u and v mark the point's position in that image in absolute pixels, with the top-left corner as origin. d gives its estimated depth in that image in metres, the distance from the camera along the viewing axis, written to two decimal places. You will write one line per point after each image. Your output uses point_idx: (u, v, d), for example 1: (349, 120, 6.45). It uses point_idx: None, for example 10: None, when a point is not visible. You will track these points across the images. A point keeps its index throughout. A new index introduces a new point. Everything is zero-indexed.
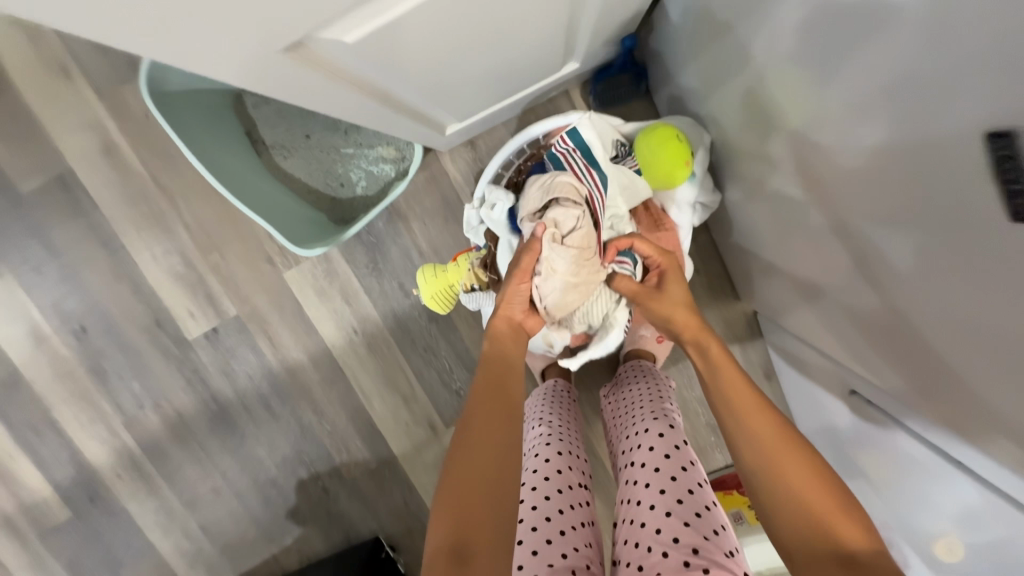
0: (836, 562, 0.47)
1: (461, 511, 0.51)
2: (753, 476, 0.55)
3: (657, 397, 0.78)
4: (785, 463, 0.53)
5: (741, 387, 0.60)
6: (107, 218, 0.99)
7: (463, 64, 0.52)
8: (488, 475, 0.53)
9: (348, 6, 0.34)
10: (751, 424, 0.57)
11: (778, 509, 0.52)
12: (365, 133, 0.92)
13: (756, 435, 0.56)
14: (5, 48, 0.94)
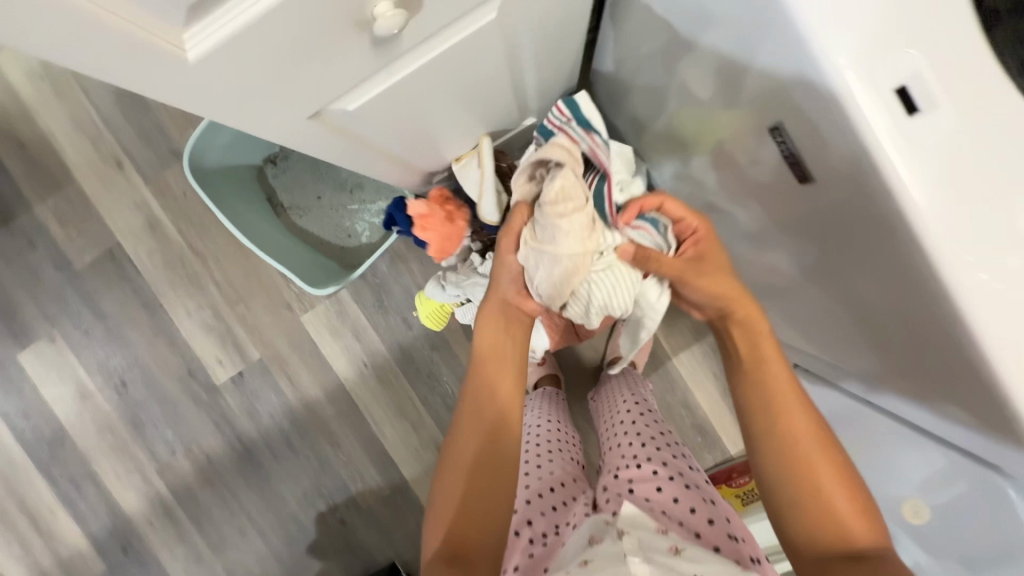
0: (845, 556, 0.50)
1: (461, 514, 0.54)
2: (773, 472, 0.55)
3: (628, 385, 0.96)
4: (815, 468, 0.53)
5: (778, 376, 0.57)
6: (149, 282, 1.15)
7: (448, 122, 0.66)
8: (477, 490, 0.55)
9: (375, 81, 0.44)
10: (783, 420, 0.55)
11: (790, 502, 0.53)
12: (367, 191, 1.08)
13: (789, 432, 0.55)
14: (65, 149, 1.12)
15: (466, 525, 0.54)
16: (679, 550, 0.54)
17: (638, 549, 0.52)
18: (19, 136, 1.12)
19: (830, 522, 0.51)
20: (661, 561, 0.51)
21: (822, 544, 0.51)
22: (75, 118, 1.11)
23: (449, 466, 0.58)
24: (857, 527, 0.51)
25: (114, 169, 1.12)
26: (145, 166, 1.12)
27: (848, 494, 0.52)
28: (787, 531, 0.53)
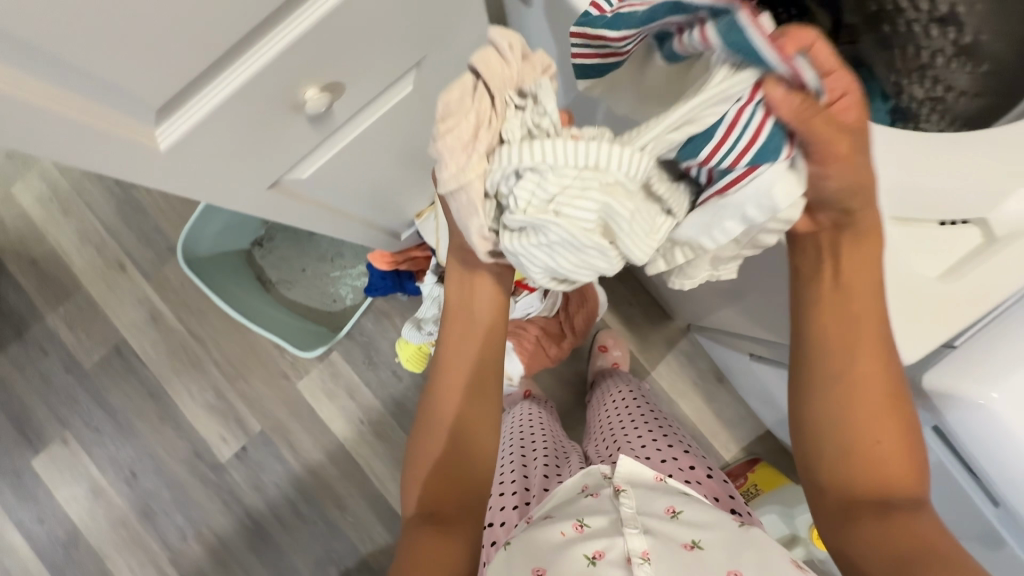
0: (886, 503, 0.46)
1: (443, 480, 0.54)
2: (815, 408, 0.50)
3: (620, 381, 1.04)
4: (877, 408, 0.48)
5: (853, 307, 0.49)
6: (153, 372, 1.22)
7: (397, 181, 0.76)
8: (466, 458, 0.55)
9: (318, 148, 0.54)
10: (848, 356, 0.49)
11: (841, 442, 0.49)
12: (347, 257, 1.18)
13: (849, 371, 0.49)
14: (73, 260, 1.24)
15: (445, 486, 0.53)
16: (675, 512, 0.61)
17: (635, 516, 0.59)
18: (31, 254, 1.24)
19: (870, 461, 0.48)
20: (657, 527, 0.58)
21: (859, 486, 0.47)
22: (81, 232, 1.24)
23: (429, 434, 0.57)
24: (893, 466, 0.47)
25: (117, 271, 1.23)
26: (146, 265, 1.23)
27: (894, 437, 0.48)
28: (826, 475, 0.49)
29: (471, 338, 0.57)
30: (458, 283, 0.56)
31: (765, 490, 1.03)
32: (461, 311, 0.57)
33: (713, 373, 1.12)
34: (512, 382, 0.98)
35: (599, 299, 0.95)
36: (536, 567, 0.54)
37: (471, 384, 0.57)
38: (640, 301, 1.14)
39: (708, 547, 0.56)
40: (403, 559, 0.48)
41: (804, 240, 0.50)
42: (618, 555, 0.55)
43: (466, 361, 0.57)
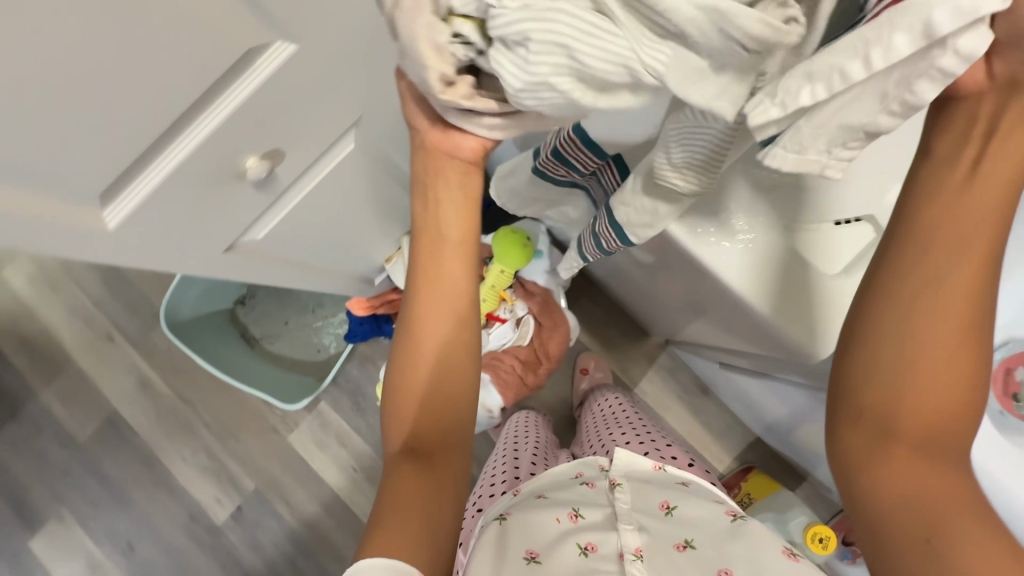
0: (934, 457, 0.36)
1: (422, 420, 0.47)
2: (873, 319, 0.36)
3: (607, 387, 1.05)
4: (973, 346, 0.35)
5: (966, 195, 0.34)
6: (146, 439, 1.23)
7: (358, 231, 0.80)
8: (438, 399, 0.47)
9: (267, 209, 0.57)
10: (948, 255, 0.34)
11: (893, 360, 0.36)
12: (328, 307, 1.21)
13: (930, 274, 0.35)
14: (64, 336, 1.27)
15: (425, 427, 0.47)
16: (669, 508, 0.63)
17: (630, 513, 0.62)
18: (23, 333, 1.27)
19: (921, 401, 0.36)
20: (651, 525, 0.60)
21: (904, 422, 0.36)
22: (70, 307, 1.27)
23: (403, 365, 0.47)
24: (951, 401, 0.36)
25: (106, 342, 1.26)
26: (134, 334, 1.26)
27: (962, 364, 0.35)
28: (883, 407, 0.36)
29: (446, 250, 0.45)
30: (424, 170, 0.42)
31: (758, 499, 1.03)
32: (431, 217, 0.44)
33: (697, 386, 1.13)
34: (493, 414, 0.99)
35: (569, 321, 0.98)
36: (528, 549, 0.56)
37: (449, 305, 0.46)
38: (617, 322, 1.16)
39: (699, 547, 0.58)
40: (379, 514, 0.44)
41: (951, 107, 0.34)
42: (610, 550, 0.58)
43: (441, 278, 0.45)
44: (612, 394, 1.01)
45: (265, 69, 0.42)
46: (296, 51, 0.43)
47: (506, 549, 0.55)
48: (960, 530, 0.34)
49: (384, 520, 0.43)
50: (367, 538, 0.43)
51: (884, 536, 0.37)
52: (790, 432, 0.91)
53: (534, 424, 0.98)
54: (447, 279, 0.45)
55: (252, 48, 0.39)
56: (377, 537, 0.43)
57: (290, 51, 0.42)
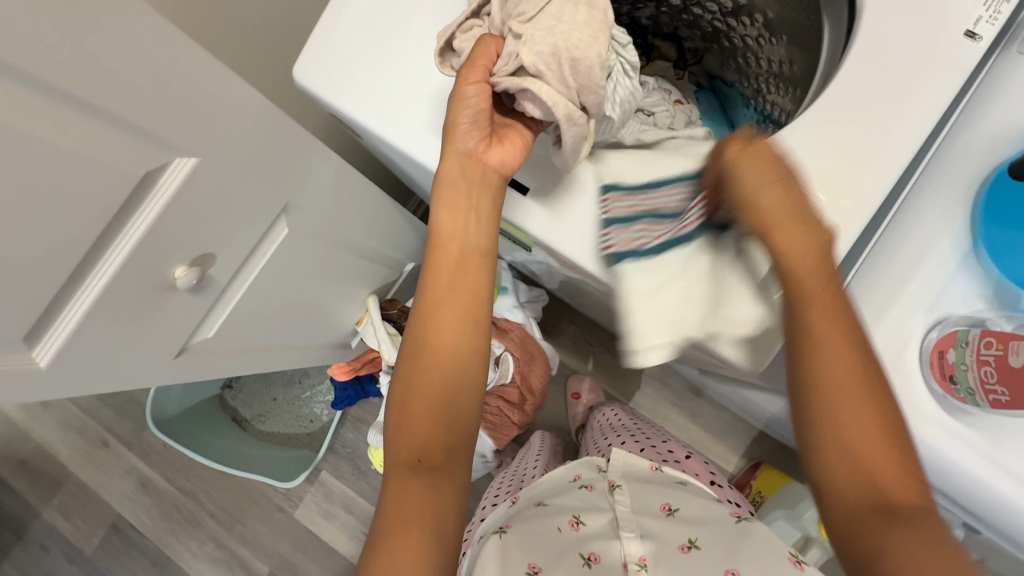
0: (876, 511, 0.41)
1: (428, 423, 0.46)
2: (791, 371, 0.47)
3: (607, 405, 1.03)
4: (854, 414, 0.43)
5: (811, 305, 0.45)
6: (153, 539, 1.21)
7: (320, 302, 0.80)
8: (448, 402, 0.47)
9: (209, 307, 0.57)
10: (815, 353, 0.45)
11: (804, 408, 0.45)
12: (313, 376, 1.21)
13: (807, 334, 0.45)
14: (58, 451, 1.26)
15: (430, 432, 0.46)
16: (671, 510, 0.55)
17: (631, 516, 0.54)
18: (18, 455, 1.26)
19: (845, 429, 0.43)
20: (655, 528, 0.52)
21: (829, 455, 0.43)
22: (60, 421, 1.27)
23: (411, 370, 0.48)
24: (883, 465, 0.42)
25: (100, 450, 1.25)
26: (127, 436, 1.26)
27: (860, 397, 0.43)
28: (836, 473, 0.43)
29: (467, 257, 0.50)
30: (455, 177, 0.49)
31: (769, 494, 1.01)
32: (453, 226, 0.50)
33: (690, 390, 1.12)
34: (487, 458, 1.02)
35: (546, 352, 1.01)
36: (530, 562, 0.48)
37: (462, 309, 0.49)
38: (599, 339, 1.16)
39: (705, 546, 0.50)
40: (382, 525, 0.42)
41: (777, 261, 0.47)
42: (614, 560, 0.50)
43: (457, 284, 0.49)
44: (611, 409, 0.98)
45: (170, 185, 0.43)
46: (199, 162, 0.44)
47: (505, 563, 0.48)
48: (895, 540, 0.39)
49: (389, 529, 0.41)
50: (369, 554, 0.41)
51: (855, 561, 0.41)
52: (784, 423, 0.89)
53: (535, 447, 0.95)
54: (463, 284, 0.50)
55: (149, 169, 0.41)
56: (381, 557, 0.40)
57: (192, 163, 0.44)
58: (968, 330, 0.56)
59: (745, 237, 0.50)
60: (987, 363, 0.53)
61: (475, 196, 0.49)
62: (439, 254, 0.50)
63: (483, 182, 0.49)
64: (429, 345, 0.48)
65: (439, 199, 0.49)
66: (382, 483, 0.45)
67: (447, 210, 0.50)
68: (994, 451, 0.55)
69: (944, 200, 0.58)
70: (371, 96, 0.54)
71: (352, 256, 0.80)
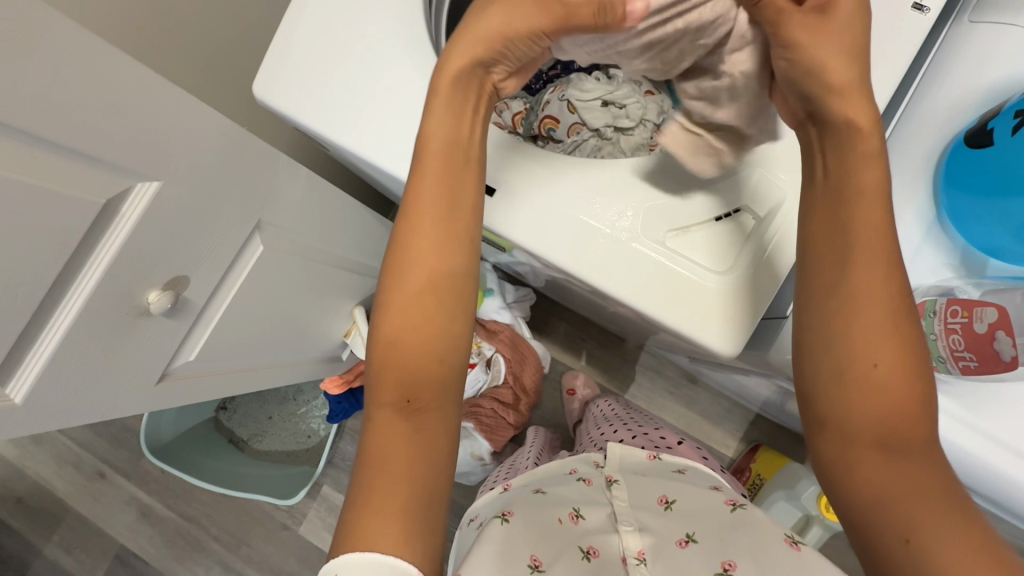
0: (880, 447, 0.38)
1: (409, 361, 0.43)
2: (811, 330, 0.42)
3: (602, 398, 1.03)
4: (878, 343, 0.39)
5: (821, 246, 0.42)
6: (157, 566, 1.21)
7: (305, 317, 0.80)
8: (436, 332, 0.44)
9: (187, 330, 0.57)
10: (844, 270, 0.41)
11: (830, 372, 0.40)
12: (307, 391, 1.21)
13: (850, 296, 0.40)
14: (56, 486, 1.25)
15: (418, 367, 0.43)
16: (668, 502, 0.55)
17: (629, 512, 0.54)
18: (15, 493, 1.25)
19: (878, 407, 0.38)
20: (653, 523, 0.52)
21: (861, 429, 0.39)
22: (55, 456, 1.26)
23: (391, 298, 0.45)
24: (897, 404, 0.38)
25: (98, 482, 1.24)
26: (124, 466, 1.25)
27: (902, 371, 0.39)
28: (833, 407, 0.40)
29: (465, 172, 0.46)
30: (462, 86, 0.45)
31: (769, 477, 1.02)
32: (454, 137, 0.45)
33: (685, 379, 1.12)
34: (485, 461, 1.02)
35: (536, 351, 1.03)
36: (532, 554, 0.47)
37: (453, 232, 0.45)
38: (590, 334, 1.16)
39: (703, 540, 0.49)
40: (367, 469, 0.42)
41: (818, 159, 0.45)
42: (612, 555, 0.50)
43: (452, 204, 0.45)
44: (604, 400, 0.99)
45: (134, 209, 0.43)
46: (161, 185, 0.44)
47: (508, 548, 0.47)
48: (940, 524, 0.36)
49: (380, 488, 0.40)
50: (345, 528, 0.40)
51: (878, 547, 0.38)
52: (779, 404, 0.90)
53: (531, 442, 0.96)
54: (457, 207, 0.45)
55: (110, 196, 0.40)
56: (367, 528, 0.39)
57: (154, 187, 0.44)
58: (935, 301, 0.55)
59: (743, 212, 0.50)
60: (955, 330, 0.53)
61: (478, 107, 0.46)
62: (429, 165, 0.45)
63: (488, 99, 0.47)
64: (416, 268, 0.45)
65: (438, 99, 0.45)
66: (368, 422, 0.44)
67: (445, 118, 0.45)
68: (981, 423, 0.55)
69: (903, 174, 0.59)
70: (329, 107, 0.54)
71: (333, 270, 0.80)
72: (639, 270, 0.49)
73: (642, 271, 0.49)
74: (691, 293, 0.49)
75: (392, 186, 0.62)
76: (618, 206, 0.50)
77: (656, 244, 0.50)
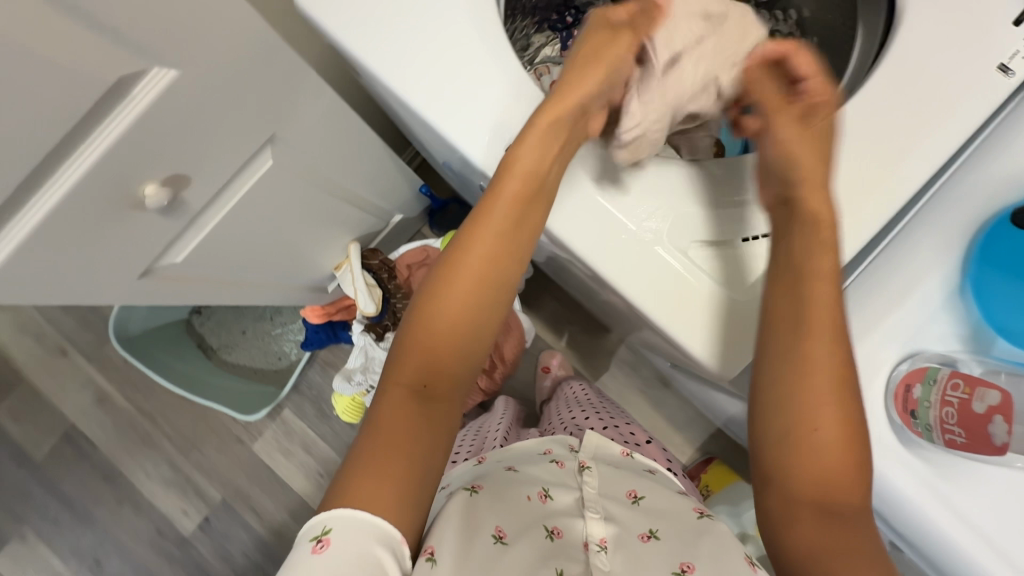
0: (814, 506, 0.44)
1: (433, 353, 0.47)
2: (766, 392, 0.48)
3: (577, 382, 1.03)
4: (817, 413, 0.46)
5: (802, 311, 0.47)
6: (106, 452, 1.21)
7: (301, 240, 0.78)
8: (467, 331, 0.48)
9: (179, 231, 0.55)
10: (799, 345, 0.47)
11: (782, 433, 0.46)
12: (285, 314, 1.19)
13: (807, 366, 0.46)
14: (15, 356, 1.23)
15: (443, 360, 0.47)
16: (636, 497, 0.56)
17: (597, 499, 0.54)
18: None
19: (815, 468, 0.45)
20: (620, 515, 0.53)
21: (801, 483, 0.45)
22: (19, 325, 1.23)
23: (440, 292, 0.49)
24: (837, 472, 0.45)
25: (59, 359, 1.23)
26: (88, 349, 1.23)
27: (837, 437, 0.45)
28: (777, 463, 0.46)
29: (535, 202, 0.48)
30: (557, 126, 0.48)
31: (717, 489, 1.05)
32: (536, 164, 0.48)
33: (658, 380, 1.14)
34: None
35: (523, 325, 1.02)
36: (497, 525, 0.48)
37: (503, 256, 0.50)
38: (577, 318, 1.16)
39: (664, 538, 0.51)
40: (369, 447, 0.42)
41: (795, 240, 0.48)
42: (575, 539, 0.51)
43: (516, 230, 0.50)
44: (580, 385, 0.98)
45: (145, 94, 0.40)
46: (179, 75, 0.41)
47: (471, 520, 0.47)
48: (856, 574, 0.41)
49: (374, 456, 0.41)
50: (336, 487, 0.40)
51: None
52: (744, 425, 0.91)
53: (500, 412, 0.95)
54: (518, 231, 0.50)
55: (122, 76, 0.38)
56: (353, 492, 0.39)
57: (171, 75, 0.41)
58: (939, 369, 0.57)
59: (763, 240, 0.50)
60: (950, 404, 0.55)
61: (562, 145, 0.48)
62: (508, 189, 0.48)
63: (571, 141, 0.49)
64: (471, 272, 0.49)
65: (534, 128, 0.47)
66: (379, 397, 0.45)
67: (535, 143, 0.47)
68: (943, 489, 0.56)
69: (943, 235, 0.59)
70: (368, 28, 0.50)
71: (338, 200, 0.77)
72: (657, 275, 0.48)
73: (660, 281, 0.48)
74: (727, 322, 0.48)
75: (418, 131, 0.59)
76: (647, 206, 0.49)
77: (676, 251, 0.48)
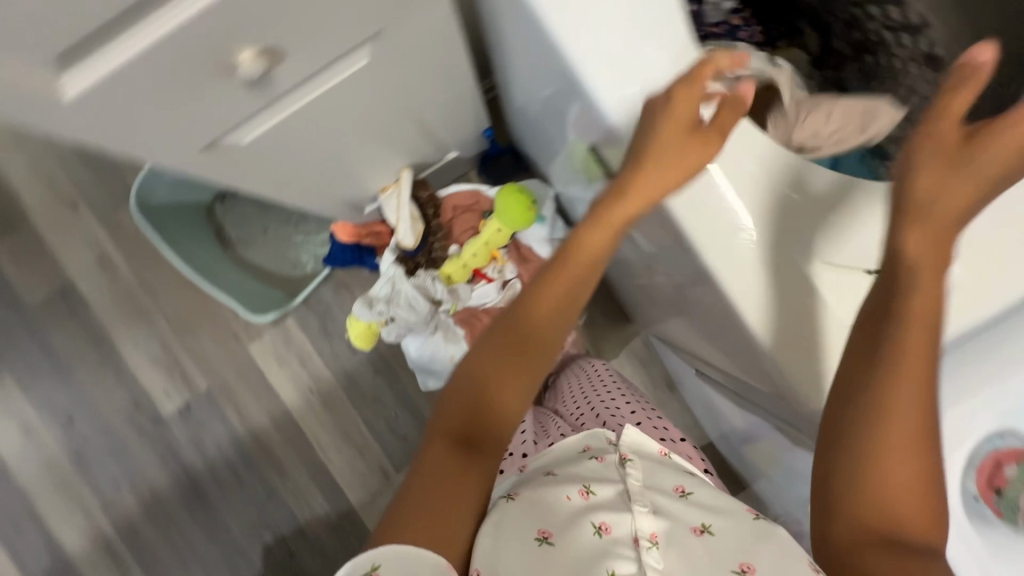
0: (883, 544, 0.40)
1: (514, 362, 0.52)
2: (846, 422, 0.43)
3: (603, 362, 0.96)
4: (886, 449, 0.41)
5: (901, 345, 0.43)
6: (98, 315, 1.18)
7: (360, 152, 0.73)
8: (549, 339, 0.53)
9: (257, 111, 0.51)
10: (887, 380, 0.42)
11: (846, 466, 0.42)
12: (310, 223, 1.15)
13: (885, 404, 0.42)
14: (23, 195, 1.17)
15: (518, 371, 0.52)
16: (684, 492, 0.53)
17: (642, 491, 0.52)
18: None
19: (883, 507, 0.41)
20: (668, 508, 0.50)
21: (862, 518, 0.41)
22: (32, 165, 1.17)
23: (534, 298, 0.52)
24: (910, 512, 0.41)
25: (68, 210, 1.18)
26: (99, 207, 1.18)
27: (909, 472, 0.41)
28: (844, 488, 0.42)
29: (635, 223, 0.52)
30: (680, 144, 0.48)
31: None
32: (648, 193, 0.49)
33: (665, 383, 1.13)
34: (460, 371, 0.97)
35: None
36: (540, 528, 0.49)
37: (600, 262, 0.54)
38: (602, 302, 1.13)
39: (719, 534, 0.48)
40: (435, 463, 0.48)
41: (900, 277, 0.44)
42: (624, 534, 0.48)
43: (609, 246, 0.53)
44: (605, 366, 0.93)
45: None
46: None
47: (512, 533, 0.47)
48: None
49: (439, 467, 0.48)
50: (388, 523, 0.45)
51: None
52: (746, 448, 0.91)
53: None
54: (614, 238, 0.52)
55: None
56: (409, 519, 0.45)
57: None
58: None
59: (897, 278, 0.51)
60: None
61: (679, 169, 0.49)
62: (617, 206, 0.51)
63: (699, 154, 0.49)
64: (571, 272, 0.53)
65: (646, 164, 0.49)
66: (459, 399, 0.51)
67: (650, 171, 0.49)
68: None
69: None
70: None
71: (409, 120, 0.73)
72: (790, 309, 0.50)
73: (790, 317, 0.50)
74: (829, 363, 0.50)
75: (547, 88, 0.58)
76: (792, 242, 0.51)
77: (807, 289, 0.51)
